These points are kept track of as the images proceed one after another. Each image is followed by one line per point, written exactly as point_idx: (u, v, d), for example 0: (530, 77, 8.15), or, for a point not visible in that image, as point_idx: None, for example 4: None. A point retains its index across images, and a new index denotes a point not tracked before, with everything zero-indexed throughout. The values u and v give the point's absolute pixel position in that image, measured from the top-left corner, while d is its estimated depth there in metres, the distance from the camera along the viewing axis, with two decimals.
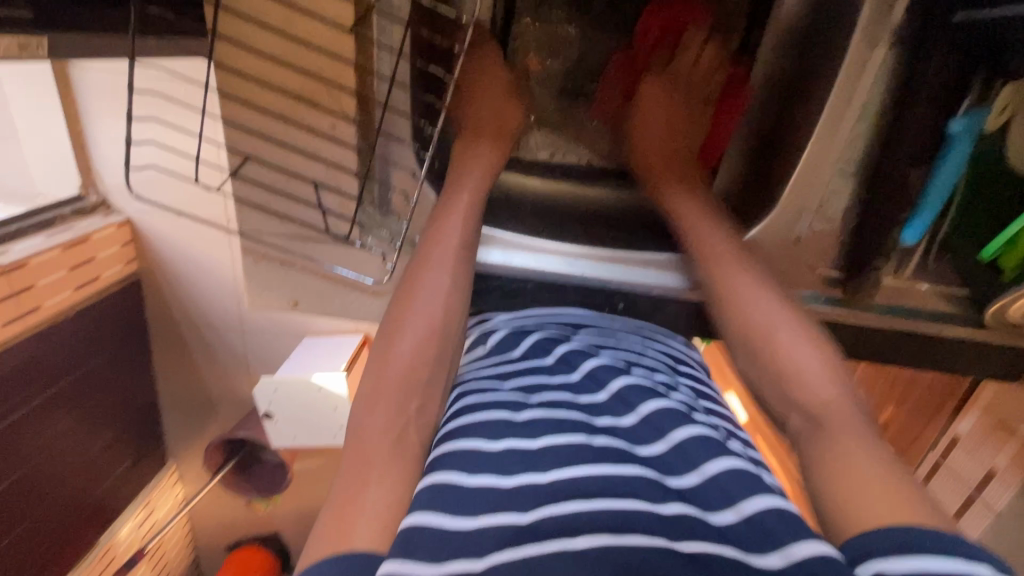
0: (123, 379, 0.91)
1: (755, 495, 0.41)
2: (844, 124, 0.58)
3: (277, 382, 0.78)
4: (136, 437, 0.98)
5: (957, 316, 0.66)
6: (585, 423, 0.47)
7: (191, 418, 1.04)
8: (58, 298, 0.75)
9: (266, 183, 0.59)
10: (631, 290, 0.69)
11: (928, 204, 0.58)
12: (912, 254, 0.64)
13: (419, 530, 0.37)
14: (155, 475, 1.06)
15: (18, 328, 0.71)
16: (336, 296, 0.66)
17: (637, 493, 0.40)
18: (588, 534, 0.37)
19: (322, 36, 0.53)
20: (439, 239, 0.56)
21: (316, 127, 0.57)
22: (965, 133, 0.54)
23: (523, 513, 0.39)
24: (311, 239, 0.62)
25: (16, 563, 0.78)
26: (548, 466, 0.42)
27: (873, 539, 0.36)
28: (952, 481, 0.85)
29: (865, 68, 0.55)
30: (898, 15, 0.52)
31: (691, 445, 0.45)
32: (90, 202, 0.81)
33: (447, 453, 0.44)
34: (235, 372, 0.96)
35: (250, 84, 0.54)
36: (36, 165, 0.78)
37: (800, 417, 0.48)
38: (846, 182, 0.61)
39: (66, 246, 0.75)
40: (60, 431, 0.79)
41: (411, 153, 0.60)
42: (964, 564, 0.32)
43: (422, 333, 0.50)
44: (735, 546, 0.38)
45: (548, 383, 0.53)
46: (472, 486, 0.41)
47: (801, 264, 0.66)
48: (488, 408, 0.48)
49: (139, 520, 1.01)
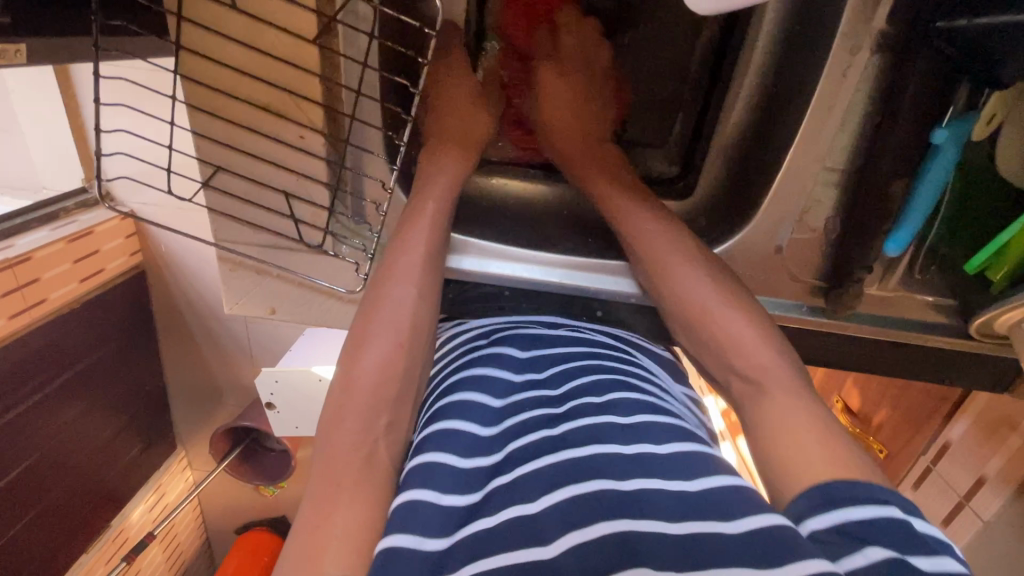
0: (128, 369, 0.99)
1: (717, 473, 0.41)
2: (827, 130, 0.56)
3: (277, 373, 0.82)
4: (145, 424, 1.07)
5: (944, 326, 0.64)
6: (550, 417, 0.48)
7: (198, 403, 1.13)
8: (62, 291, 0.83)
9: (237, 194, 0.59)
10: (608, 298, 0.68)
11: (913, 215, 0.56)
12: (899, 264, 0.61)
13: (393, 552, 0.37)
14: (165, 461, 1.15)
15: (26, 319, 0.78)
16: (315, 305, 0.66)
17: (602, 474, 0.41)
18: (556, 537, 0.37)
19: (286, 47, 0.52)
20: (408, 248, 0.56)
21: (285, 137, 0.57)
22: (952, 141, 0.51)
23: (490, 517, 0.39)
24: (287, 249, 0.62)
25: (31, 541, 0.86)
26: (513, 467, 0.43)
27: (801, 501, 0.40)
28: (943, 485, 0.84)
29: (847, 74, 0.53)
30: (880, 21, 0.51)
31: (654, 429, 0.45)
32: (93, 194, 0.90)
33: (418, 464, 0.44)
34: (238, 361, 1.05)
35: (215, 95, 0.54)
36: (41, 160, 0.86)
37: (738, 380, 0.51)
38: (830, 190, 0.60)
39: (68, 240, 0.82)
40: (60, 423, 0.86)
41: (383, 164, 0.61)
42: (874, 510, 0.37)
43: (390, 346, 0.51)
44: (694, 519, 0.38)
45: (511, 382, 0.53)
46: (445, 505, 0.41)
47: (783, 274, 0.65)
48: (458, 415, 0.48)
49: (150, 503, 1.11)
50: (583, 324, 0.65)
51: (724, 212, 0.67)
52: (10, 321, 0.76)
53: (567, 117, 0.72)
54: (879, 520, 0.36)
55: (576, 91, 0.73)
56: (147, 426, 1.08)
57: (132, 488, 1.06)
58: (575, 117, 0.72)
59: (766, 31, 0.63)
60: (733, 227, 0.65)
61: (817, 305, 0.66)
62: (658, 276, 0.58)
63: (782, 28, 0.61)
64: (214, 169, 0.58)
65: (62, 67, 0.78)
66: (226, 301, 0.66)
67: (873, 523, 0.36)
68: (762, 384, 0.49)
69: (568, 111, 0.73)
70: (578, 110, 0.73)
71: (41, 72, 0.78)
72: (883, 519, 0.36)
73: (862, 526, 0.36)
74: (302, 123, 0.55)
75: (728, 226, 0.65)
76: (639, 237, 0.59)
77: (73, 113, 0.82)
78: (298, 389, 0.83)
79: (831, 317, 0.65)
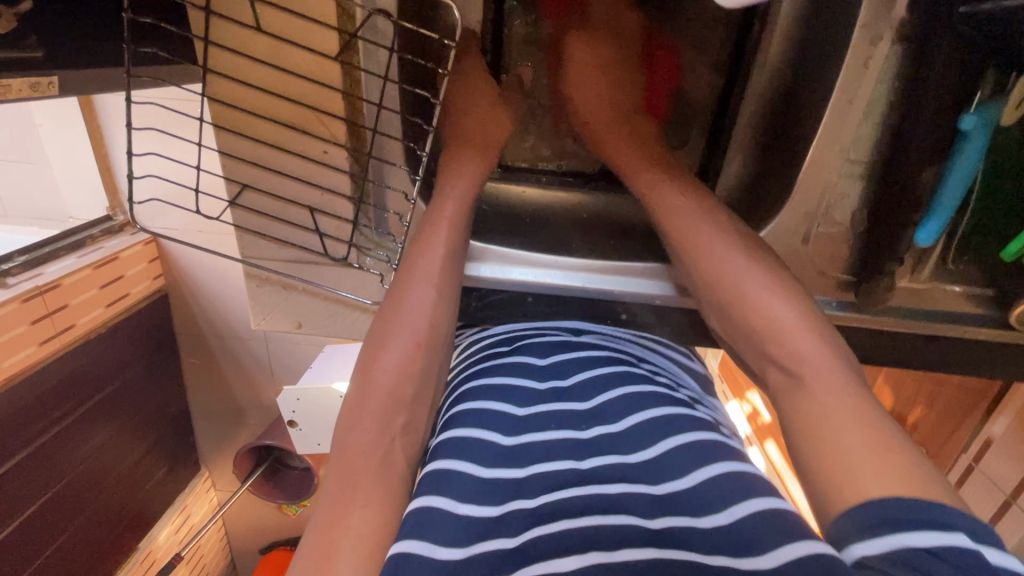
0: (154, 391, 1.01)
1: (750, 497, 0.40)
2: (849, 121, 0.55)
3: (299, 392, 0.84)
4: (171, 446, 1.08)
5: (979, 316, 0.63)
6: (574, 445, 0.47)
7: (222, 425, 1.14)
8: (90, 316, 0.86)
9: (265, 210, 0.60)
10: (632, 301, 0.67)
11: (944, 205, 0.54)
12: (930, 253, 0.60)
13: (408, 558, 0.37)
14: (190, 482, 1.16)
15: (56, 345, 0.81)
16: (340, 317, 0.67)
17: (630, 510, 0.40)
18: (578, 551, 0.37)
19: (309, 64, 0.53)
20: (426, 251, 0.56)
21: (308, 153, 0.58)
22: (980, 128, 0.51)
23: (512, 539, 0.39)
24: (308, 261, 0.63)
25: (63, 564, 0.87)
26: (536, 493, 0.42)
27: (848, 523, 0.36)
28: (986, 485, 0.83)
29: (867, 65, 0.53)
30: (901, 10, 0.50)
31: (685, 456, 0.44)
32: (119, 222, 0.93)
33: (434, 473, 0.44)
34: (260, 381, 1.06)
35: (239, 113, 0.55)
36: (69, 192, 0.90)
37: (776, 370, 0.48)
38: (853, 183, 0.59)
39: (95, 266, 0.85)
40: (90, 446, 0.88)
41: (405, 176, 0.62)
42: (937, 536, 0.32)
43: (409, 347, 0.51)
44: (726, 555, 0.36)
45: (535, 393, 0.52)
46: (462, 515, 0.40)
47: (809, 269, 0.63)
48: (479, 424, 0.48)
49: (176, 525, 1.12)
50: (610, 330, 0.65)
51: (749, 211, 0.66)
52: (40, 348, 0.79)
53: (602, 100, 0.72)
54: (941, 548, 0.32)
55: (603, 73, 0.73)
56: (173, 448, 1.09)
57: (159, 511, 1.08)
58: (609, 98, 0.72)
59: (779, 40, 0.61)
60: (758, 223, 0.64)
61: (845, 301, 0.64)
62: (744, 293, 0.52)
63: (803, 23, 0.59)
64: (241, 186, 0.59)
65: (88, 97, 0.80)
66: (252, 316, 0.67)
67: (932, 552, 0.32)
68: None
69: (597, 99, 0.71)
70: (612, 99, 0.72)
71: (68, 103, 0.80)
72: (947, 548, 0.31)
73: (917, 555, 0.32)
74: (324, 138, 0.56)
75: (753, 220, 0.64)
76: (664, 212, 0.58)
77: (98, 142, 0.85)
78: (320, 406, 0.84)
79: (861, 311, 0.64)
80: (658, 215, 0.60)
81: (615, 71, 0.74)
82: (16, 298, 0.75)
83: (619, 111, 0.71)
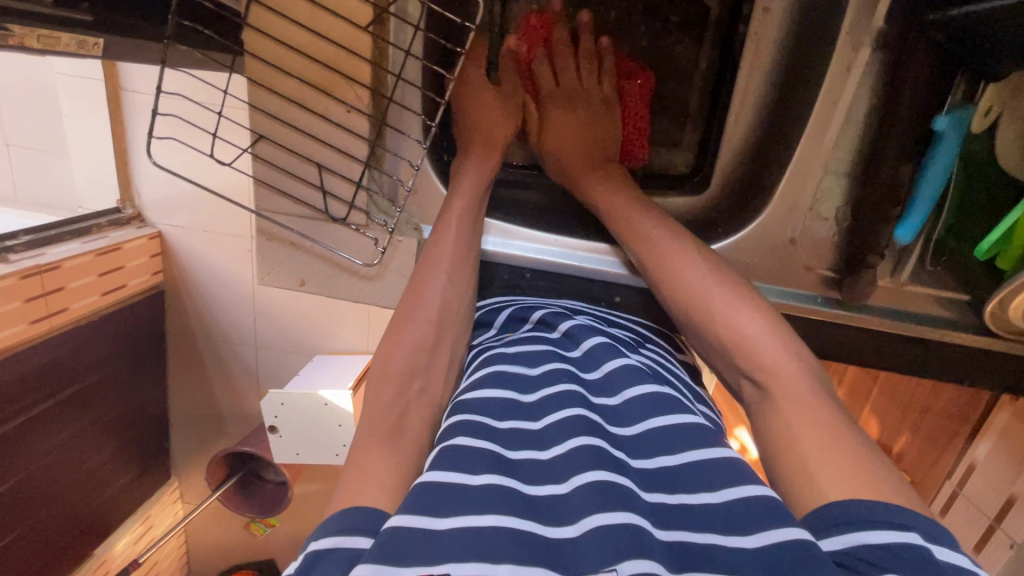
0: (137, 389, 1.04)
1: (743, 483, 0.41)
2: (834, 121, 0.60)
3: (284, 395, 0.88)
4: (146, 450, 1.12)
5: (954, 321, 0.66)
6: (583, 396, 0.51)
7: (203, 431, 1.17)
8: (85, 301, 0.89)
9: (276, 162, 0.63)
10: (623, 283, 0.70)
11: (921, 201, 0.58)
12: (910, 254, 0.63)
13: (427, 487, 0.40)
14: (158, 491, 1.18)
15: (48, 325, 0.85)
16: (337, 280, 0.68)
17: (627, 474, 0.44)
18: (586, 512, 0.40)
19: (341, 32, 0.57)
20: (439, 241, 0.61)
21: (330, 115, 0.60)
22: (952, 130, 0.55)
23: (521, 483, 0.42)
24: (312, 218, 0.65)
25: (15, 554, 0.87)
26: (549, 443, 0.46)
27: (821, 516, 0.39)
28: (971, 509, 0.85)
29: (851, 69, 0.58)
30: (880, 20, 0.56)
31: (688, 433, 0.47)
32: (127, 215, 0.98)
33: (459, 420, 0.47)
34: (244, 388, 1.11)
35: (270, 71, 0.59)
36: (83, 181, 0.97)
37: (749, 382, 0.51)
38: (838, 181, 0.63)
39: (97, 254, 0.89)
40: (67, 434, 0.90)
41: (418, 147, 0.64)
42: (893, 535, 0.36)
43: (422, 324, 0.55)
44: (713, 531, 0.39)
45: (551, 358, 0.56)
46: (478, 447, 0.44)
47: (796, 265, 0.67)
48: (495, 382, 0.52)
49: (137, 535, 1.13)
50: (605, 310, 0.67)
51: (744, 203, 0.69)
52: (32, 325, 0.82)
53: (584, 148, 0.68)
54: (896, 545, 0.35)
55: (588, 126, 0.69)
56: (147, 453, 1.12)
57: (123, 516, 1.09)
58: (591, 143, 0.69)
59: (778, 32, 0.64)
60: (749, 215, 0.67)
61: (831, 297, 0.67)
62: (719, 287, 0.55)
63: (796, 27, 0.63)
64: (258, 137, 0.62)
65: (112, 64, 0.89)
66: (257, 271, 0.68)
67: (888, 548, 0.35)
68: (770, 389, 0.49)
69: (576, 143, 0.68)
70: (594, 146, 0.68)
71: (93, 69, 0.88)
72: (902, 546, 0.35)
73: (879, 552, 0.35)
74: (347, 101, 0.59)
75: (743, 215, 0.68)
76: (645, 244, 0.60)
77: (116, 123, 0.93)
78: (303, 412, 0.89)
79: (847, 307, 0.66)
80: (642, 255, 0.61)
81: (594, 125, 0.69)
82: (15, 273, 0.79)
83: (600, 158, 0.68)
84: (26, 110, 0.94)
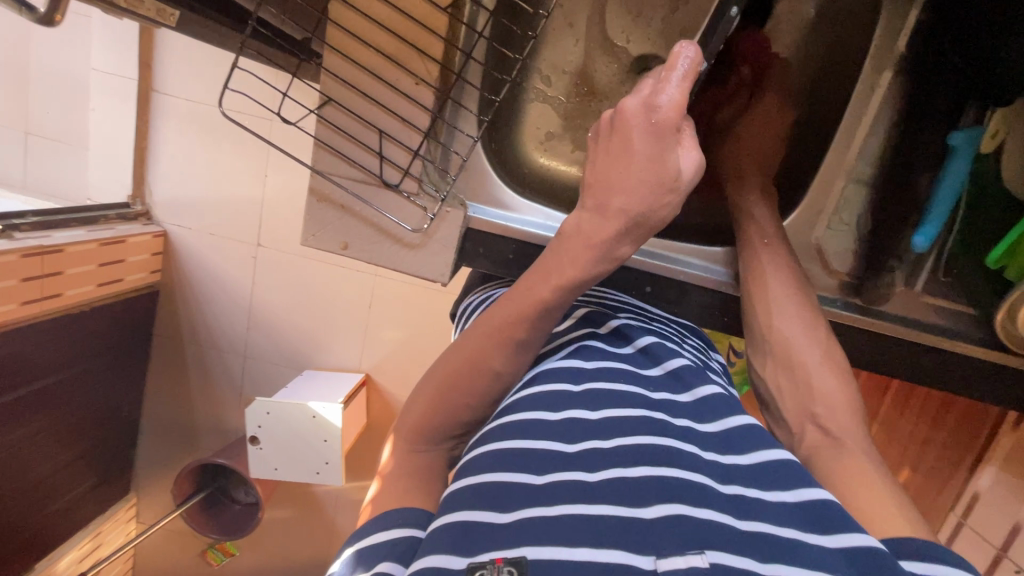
0: (108, 391, 1.18)
1: (809, 486, 0.42)
2: (859, 132, 0.67)
3: (270, 406, 1.04)
4: (104, 464, 1.25)
5: (966, 333, 0.68)
6: (643, 396, 0.48)
7: (178, 445, 1.34)
8: (78, 289, 1.03)
9: (340, 126, 0.66)
10: (658, 273, 0.72)
11: (937, 211, 0.63)
12: (923, 264, 0.67)
13: (491, 481, 0.41)
14: (114, 507, 1.32)
15: (44, 307, 0.98)
16: (380, 245, 0.70)
17: (700, 471, 0.42)
18: (658, 502, 0.39)
19: (422, 11, 0.62)
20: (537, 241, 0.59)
21: (399, 85, 0.64)
22: (963, 148, 0.62)
23: (589, 474, 0.41)
24: (366, 183, 0.68)
25: None
26: (610, 435, 0.44)
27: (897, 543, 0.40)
28: (976, 539, 0.87)
29: (874, 89, 0.66)
30: (901, 48, 0.65)
31: (757, 434, 0.46)
32: (136, 210, 1.17)
33: (515, 420, 0.46)
34: (230, 405, 1.29)
35: (349, 41, 0.63)
36: (96, 177, 1.15)
37: (815, 431, 0.53)
38: (860, 190, 0.69)
39: (101, 243, 1.05)
40: (29, 430, 1.00)
41: (474, 121, 0.72)
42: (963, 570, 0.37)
43: (459, 407, 0.51)
44: (796, 528, 0.39)
45: (602, 348, 0.54)
46: (538, 449, 0.43)
47: (817, 267, 0.70)
48: (548, 377, 0.50)
49: (83, 552, 1.24)
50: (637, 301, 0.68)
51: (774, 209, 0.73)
52: (23, 306, 0.94)
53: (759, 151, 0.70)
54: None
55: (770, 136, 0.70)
56: (107, 465, 1.26)
57: (72, 534, 1.21)
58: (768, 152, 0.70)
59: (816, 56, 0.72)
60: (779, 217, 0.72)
61: (851, 302, 0.69)
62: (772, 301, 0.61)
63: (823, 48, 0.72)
64: (325, 100, 0.65)
65: None
66: (300, 232, 0.69)
67: None
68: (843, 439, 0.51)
69: (756, 145, 0.70)
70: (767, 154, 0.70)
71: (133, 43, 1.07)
72: None
73: None
74: (418, 74, 0.64)
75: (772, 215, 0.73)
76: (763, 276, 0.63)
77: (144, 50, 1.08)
78: (286, 424, 1.05)
79: (865, 312, 0.69)
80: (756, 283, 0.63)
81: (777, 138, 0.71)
82: (17, 251, 0.92)
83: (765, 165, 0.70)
84: (56, 109, 1.13)
